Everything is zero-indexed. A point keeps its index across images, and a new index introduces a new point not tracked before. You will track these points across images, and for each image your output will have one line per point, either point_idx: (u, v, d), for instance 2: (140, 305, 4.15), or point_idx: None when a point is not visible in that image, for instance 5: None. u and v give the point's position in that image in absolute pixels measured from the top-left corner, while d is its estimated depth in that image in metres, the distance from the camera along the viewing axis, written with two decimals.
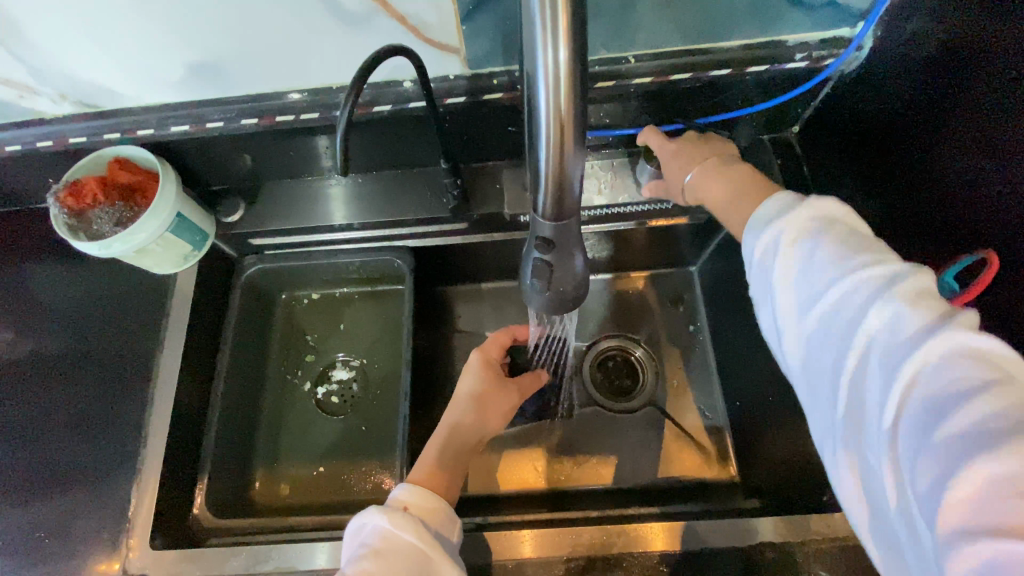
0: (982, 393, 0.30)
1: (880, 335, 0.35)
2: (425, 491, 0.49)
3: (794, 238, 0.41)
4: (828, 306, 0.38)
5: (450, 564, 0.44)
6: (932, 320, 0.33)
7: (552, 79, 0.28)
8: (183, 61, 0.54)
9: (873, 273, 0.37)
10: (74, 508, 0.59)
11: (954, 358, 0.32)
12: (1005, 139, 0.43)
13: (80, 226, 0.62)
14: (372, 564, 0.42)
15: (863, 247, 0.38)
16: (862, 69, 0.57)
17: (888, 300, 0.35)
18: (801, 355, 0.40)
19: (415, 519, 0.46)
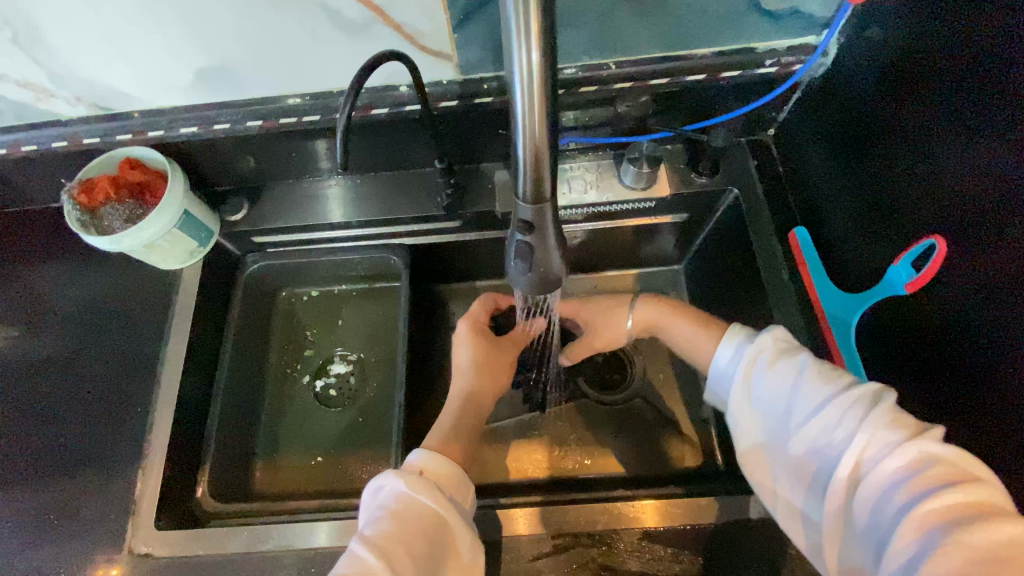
0: (913, 473, 0.41)
1: (834, 430, 0.46)
2: (440, 456, 0.52)
3: (770, 367, 0.52)
4: (809, 432, 0.47)
5: (462, 523, 0.48)
6: (897, 437, 0.43)
7: (525, 77, 0.31)
8: (193, 67, 0.58)
9: (846, 396, 0.46)
10: (86, 491, 0.62)
11: (915, 466, 0.41)
12: (952, 137, 0.47)
13: (91, 222, 0.65)
14: (391, 524, 0.46)
15: (810, 365, 0.50)
16: (828, 74, 0.62)
17: (861, 421, 0.44)
18: (786, 469, 0.49)
19: (431, 482, 0.49)
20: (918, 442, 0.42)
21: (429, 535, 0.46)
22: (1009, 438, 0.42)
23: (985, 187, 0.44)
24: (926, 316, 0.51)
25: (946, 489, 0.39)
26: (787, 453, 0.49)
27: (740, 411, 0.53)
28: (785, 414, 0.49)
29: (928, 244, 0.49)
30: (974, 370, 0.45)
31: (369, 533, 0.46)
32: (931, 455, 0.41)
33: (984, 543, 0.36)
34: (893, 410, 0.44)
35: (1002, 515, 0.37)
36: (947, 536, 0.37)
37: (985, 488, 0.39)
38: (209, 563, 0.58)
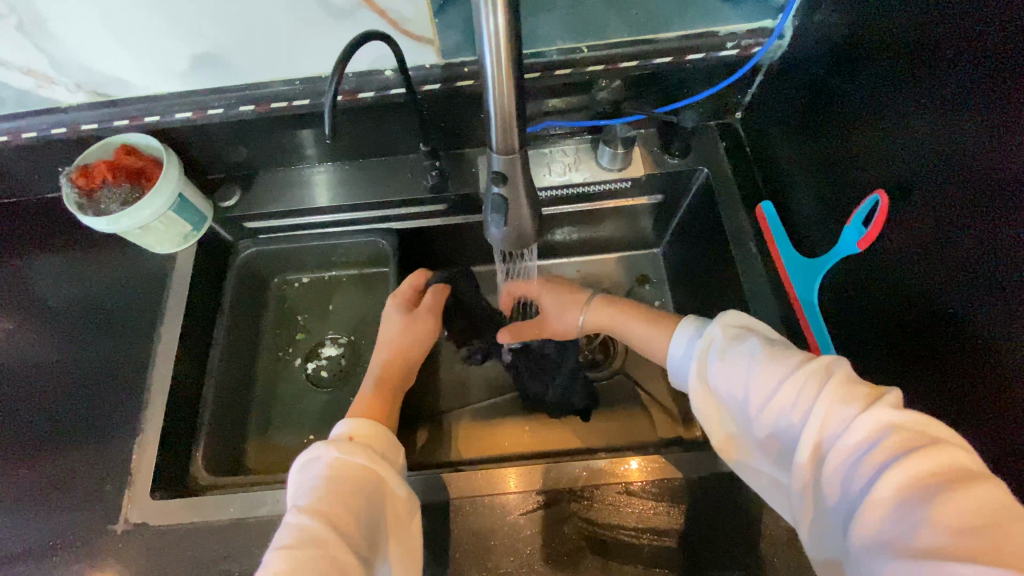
0: (871, 442, 0.40)
1: (791, 409, 0.45)
2: (366, 420, 0.54)
3: (725, 353, 0.52)
4: (769, 416, 0.47)
5: (396, 477, 0.51)
6: (851, 412, 0.42)
7: (493, 38, 0.34)
8: (188, 52, 0.61)
9: (798, 375, 0.46)
10: (84, 464, 0.63)
11: (871, 440, 0.41)
12: (897, 103, 0.51)
13: (88, 205, 0.67)
14: (328, 488, 0.47)
15: (761, 347, 0.50)
16: (786, 55, 0.66)
17: (816, 399, 0.44)
18: (756, 453, 0.49)
19: (362, 445, 0.51)
20: (871, 414, 0.41)
21: (367, 491, 0.48)
22: (953, 370, 0.46)
23: (927, 145, 0.48)
24: (879, 273, 0.54)
25: (904, 462, 0.38)
26: (754, 438, 0.48)
27: (700, 398, 0.53)
28: (744, 399, 0.49)
29: (873, 200, 0.54)
30: (920, 316, 0.49)
31: (304, 503, 0.46)
32: (886, 426, 0.41)
33: (948, 515, 0.36)
34: (846, 383, 0.44)
35: (962, 483, 0.37)
36: (911, 512, 0.37)
37: (943, 454, 0.38)
38: (205, 530, 0.59)
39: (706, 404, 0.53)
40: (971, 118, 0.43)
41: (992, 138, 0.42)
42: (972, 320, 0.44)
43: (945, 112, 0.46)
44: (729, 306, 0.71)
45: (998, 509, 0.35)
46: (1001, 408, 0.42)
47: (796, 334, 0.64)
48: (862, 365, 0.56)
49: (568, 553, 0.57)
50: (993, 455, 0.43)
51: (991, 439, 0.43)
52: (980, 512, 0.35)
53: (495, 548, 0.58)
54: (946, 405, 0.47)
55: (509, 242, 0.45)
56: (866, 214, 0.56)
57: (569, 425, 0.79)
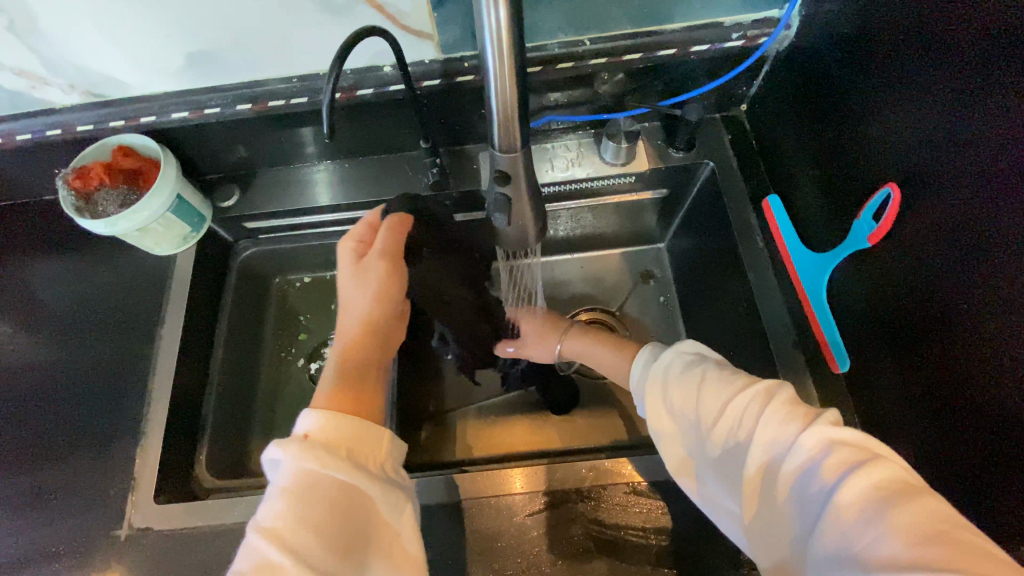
0: (815, 458, 0.40)
1: (737, 428, 0.45)
2: (334, 417, 0.48)
3: (672, 378, 0.51)
4: (718, 438, 0.46)
5: (367, 478, 0.46)
6: (794, 431, 0.42)
7: (495, 35, 0.33)
8: (183, 50, 0.60)
9: (743, 395, 0.46)
10: (86, 468, 0.63)
11: (816, 456, 0.40)
12: (908, 94, 0.49)
13: (85, 207, 0.66)
14: (288, 505, 0.43)
15: (703, 368, 0.50)
16: (792, 46, 0.65)
17: (759, 421, 0.44)
18: (706, 480, 0.48)
19: (320, 446, 0.46)
20: (812, 431, 0.41)
21: (334, 502, 0.44)
22: (964, 369, 0.45)
23: (937, 136, 0.47)
24: (890, 268, 0.53)
25: (852, 478, 0.38)
26: (703, 462, 0.47)
27: (653, 426, 0.51)
28: (695, 424, 0.48)
29: (884, 194, 0.53)
30: (933, 312, 0.48)
31: (266, 524, 0.42)
32: (827, 442, 0.41)
33: (903, 529, 0.35)
34: (786, 402, 0.44)
35: (909, 497, 0.37)
36: (866, 527, 0.36)
37: (884, 468, 0.39)
38: (209, 534, 0.59)
39: (657, 431, 0.51)
40: (985, 108, 0.42)
41: (1007, 130, 0.41)
42: (985, 317, 0.43)
43: (958, 103, 0.44)
44: (735, 302, 0.70)
45: (948, 520, 0.35)
46: (1015, 406, 0.41)
47: (804, 331, 0.63)
48: (871, 361, 0.56)
49: (575, 554, 0.57)
50: (1004, 453, 0.42)
51: (1000, 437, 0.42)
52: (932, 524, 0.35)
53: (501, 550, 0.57)
54: (955, 403, 0.46)
55: (512, 241, 0.44)
56: (876, 208, 0.54)
57: (573, 423, 0.78)
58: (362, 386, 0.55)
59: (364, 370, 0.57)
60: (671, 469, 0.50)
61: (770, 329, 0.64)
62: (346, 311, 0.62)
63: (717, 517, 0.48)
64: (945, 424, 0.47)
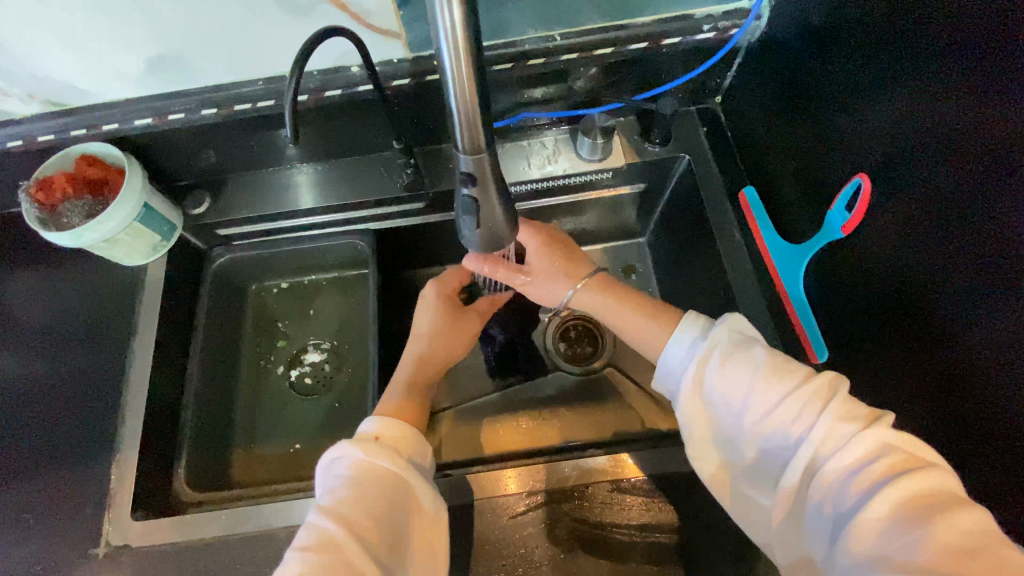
0: (865, 461, 0.40)
1: (787, 422, 0.44)
2: (394, 421, 0.52)
3: (720, 359, 0.49)
4: (761, 428, 0.46)
5: (424, 482, 0.49)
6: (851, 430, 0.42)
7: (450, 35, 0.33)
8: (142, 55, 0.58)
9: (800, 389, 0.45)
10: (58, 487, 0.61)
11: (867, 459, 0.40)
12: (877, 84, 0.50)
13: (50, 219, 0.65)
14: (348, 490, 0.46)
15: (758, 354, 0.48)
16: (763, 37, 0.65)
17: (817, 415, 0.43)
18: (741, 467, 0.48)
19: (387, 445, 0.50)
20: (872, 432, 0.41)
21: (391, 496, 0.47)
22: (934, 356, 0.46)
23: (907, 124, 0.47)
24: (866, 257, 0.53)
25: (904, 482, 0.38)
26: (740, 449, 0.47)
27: (691, 400, 0.50)
28: (739, 405, 0.47)
29: (855, 184, 0.53)
30: (906, 299, 0.48)
31: (327, 503, 0.46)
32: (884, 445, 0.41)
33: (946, 537, 0.35)
34: (847, 400, 0.43)
35: (956, 505, 0.37)
36: (908, 532, 0.36)
37: (937, 476, 0.38)
38: (189, 549, 0.58)
39: (696, 413, 0.50)
40: (953, 97, 0.42)
41: (975, 118, 0.41)
42: (960, 303, 0.43)
43: (926, 92, 0.45)
44: (714, 295, 0.70)
45: (991, 536, 0.35)
46: (983, 391, 0.42)
47: (783, 321, 0.63)
48: (848, 349, 0.56)
49: (562, 555, 0.57)
50: (978, 438, 0.42)
51: (981, 421, 0.42)
52: (978, 535, 0.35)
53: (487, 553, 0.57)
54: (933, 388, 0.46)
55: (484, 242, 0.43)
56: (849, 198, 0.55)
57: (558, 421, 0.78)
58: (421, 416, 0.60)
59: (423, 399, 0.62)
60: (705, 452, 0.50)
61: (750, 321, 0.64)
62: (414, 340, 0.67)
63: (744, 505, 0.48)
64: (926, 409, 0.47)
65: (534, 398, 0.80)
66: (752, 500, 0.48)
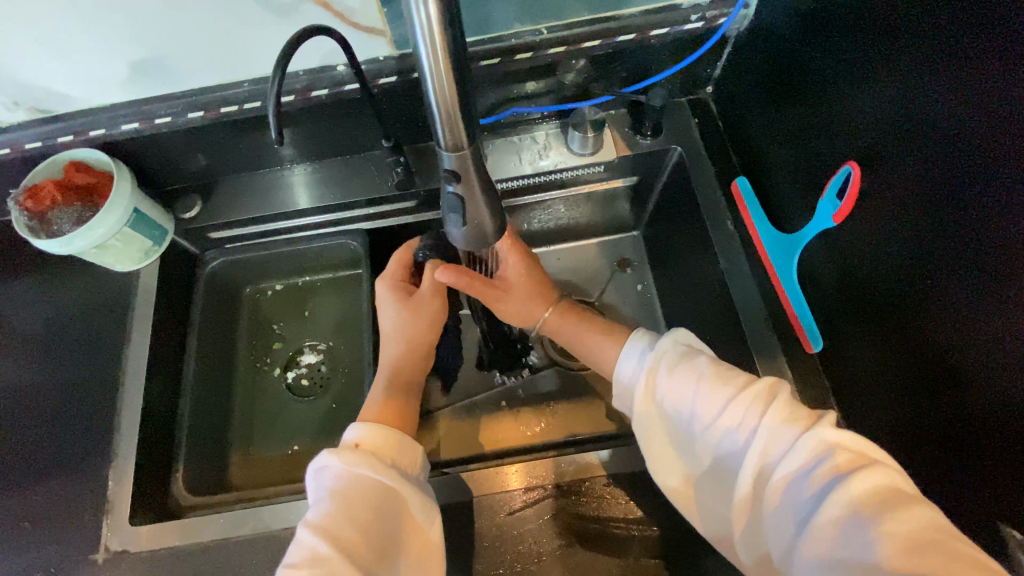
0: (811, 464, 0.40)
1: (734, 430, 0.44)
2: (378, 427, 0.52)
3: (666, 372, 0.49)
4: (713, 437, 0.45)
5: (410, 488, 0.49)
6: (793, 433, 0.41)
7: (427, 33, 0.32)
8: (126, 59, 0.58)
9: (742, 395, 0.45)
10: (56, 494, 0.61)
11: (814, 461, 0.40)
12: (867, 69, 0.49)
13: (40, 227, 0.64)
14: (333, 502, 0.46)
15: (699, 365, 0.48)
16: (752, 25, 0.64)
17: (760, 420, 0.43)
18: (701, 477, 0.47)
19: (370, 455, 0.49)
20: (814, 433, 0.41)
21: (378, 505, 0.46)
22: (931, 348, 0.45)
23: (898, 110, 0.46)
24: (859, 244, 0.53)
25: (852, 481, 0.37)
26: (698, 459, 0.47)
27: (645, 418, 0.50)
28: (688, 420, 0.47)
29: (845, 172, 0.53)
30: (903, 289, 0.48)
31: (315, 516, 0.45)
32: (827, 445, 0.40)
33: (897, 537, 0.35)
34: (786, 403, 0.43)
35: (906, 503, 0.36)
36: (862, 533, 0.36)
37: (883, 475, 0.38)
38: (189, 553, 0.58)
39: (652, 425, 0.50)
40: (939, 83, 0.42)
41: (963, 103, 0.40)
42: (951, 293, 0.43)
43: (915, 76, 0.44)
44: (708, 287, 0.70)
45: (941, 530, 0.35)
46: (977, 382, 0.41)
47: (778, 312, 0.63)
48: (845, 338, 0.55)
49: (560, 551, 0.57)
50: (974, 430, 0.42)
51: (979, 410, 0.41)
52: (929, 531, 0.35)
53: (486, 551, 0.57)
54: (931, 377, 0.45)
55: (471, 240, 0.43)
56: (839, 186, 0.54)
57: (555, 416, 0.78)
58: (406, 399, 0.61)
59: (408, 387, 0.63)
60: (668, 463, 0.50)
61: (744, 312, 0.64)
62: (388, 342, 0.64)
63: (712, 515, 0.48)
64: (921, 400, 0.47)
65: (530, 395, 0.80)
66: (717, 510, 0.47)
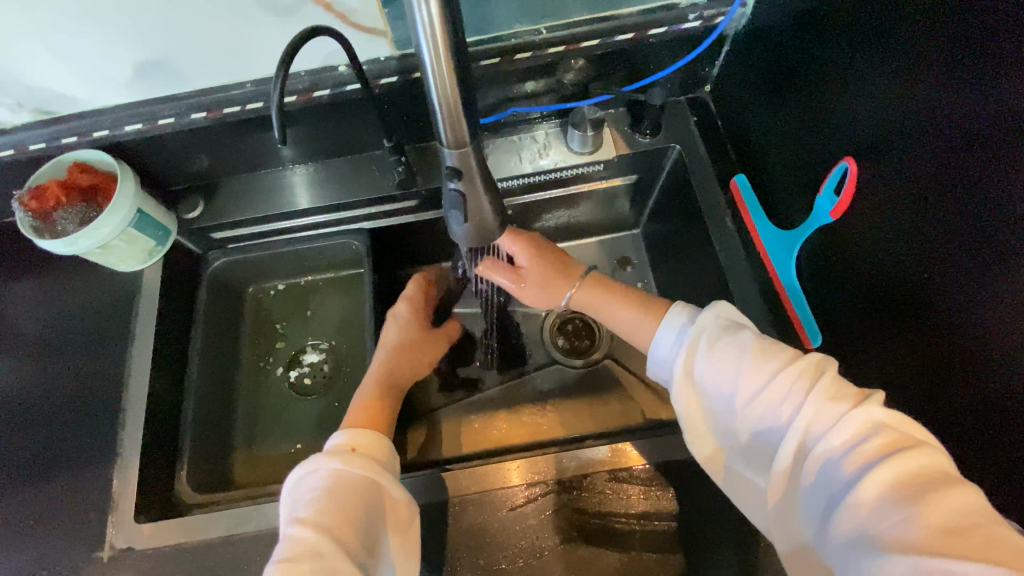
0: (857, 442, 0.40)
1: (778, 406, 0.44)
2: (367, 432, 0.54)
3: (710, 346, 0.50)
4: (754, 411, 0.46)
5: (392, 482, 0.50)
6: (841, 410, 0.42)
7: (429, 29, 0.33)
8: (130, 61, 0.59)
9: (788, 371, 0.45)
10: (60, 492, 0.62)
11: (859, 438, 0.40)
12: (865, 67, 0.50)
13: (44, 228, 0.65)
14: (325, 500, 0.46)
15: (746, 339, 0.49)
16: (749, 24, 0.65)
17: (806, 397, 0.43)
18: (737, 450, 0.48)
19: (363, 456, 0.51)
20: (861, 411, 0.41)
21: (362, 499, 0.47)
22: (923, 342, 0.46)
23: (894, 106, 0.47)
24: (856, 240, 0.53)
25: (897, 460, 0.38)
26: (735, 432, 0.48)
27: (685, 391, 0.50)
28: (728, 392, 0.48)
29: (843, 168, 0.53)
30: (897, 284, 0.48)
31: (305, 515, 0.46)
32: (875, 423, 0.40)
33: (937, 516, 0.35)
34: (835, 381, 0.43)
35: (949, 483, 0.37)
36: (901, 511, 0.36)
37: (930, 454, 0.38)
38: (193, 550, 0.59)
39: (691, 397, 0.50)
40: (935, 79, 0.43)
41: (959, 98, 0.41)
42: (946, 287, 0.43)
43: (910, 73, 0.45)
44: (708, 283, 0.70)
45: (983, 512, 0.35)
46: (970, 374, 0.42)
47: (777, 308, 0.63)
48: (843, 334, 0.55)
49: (563, 546, 0.57)
50: (970, 421, 0.43)
51: (974, 401, 0.42)
52: (971, 512, 0.35)
53: (488, 547, 0.57)
54: (930, 371, 0.46)
55: (473, 236, 0.43)
56: (837, 182, 0.55)
57: (556, 414, 0.78)
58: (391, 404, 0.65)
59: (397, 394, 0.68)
60: (704, 435, 0.50)
61: (744, 309, 0.64)
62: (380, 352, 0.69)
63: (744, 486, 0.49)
64: (915, 393, 0.47)
65: (531, 393, 0.80)
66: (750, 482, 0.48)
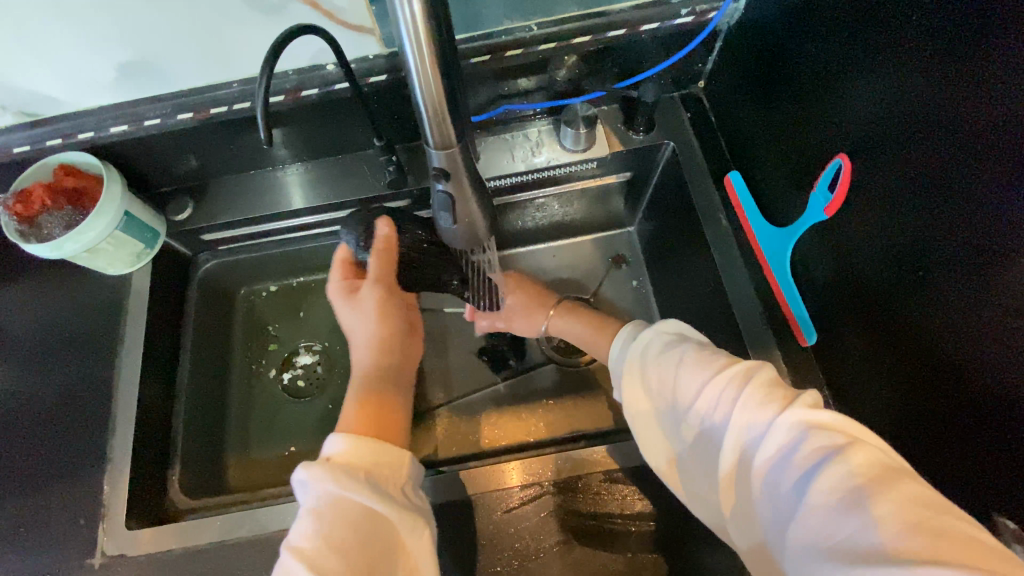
0: (792, 443, 0.40)
1: (716, 413, 0.45)
2: (350, 436, 0.48)
3: (653, 362, 0.51)
4: (696, 419, 0.46)
5: (384, 503, 0.44)
6: (772, 412, 0.42)
7: (411, 29, 0.32)
8: (113, 61, 0.58)
9: (720, 378, 0.45)
10: (50, 499, 0.61)
11: (793, 440, 0.40)
12: (858, 62, 0.49)
13: (30, 231, 0.64)
14: (309, 525, 0.43)
15: (681, 352, 0.50)
16: (741, 20, 0.64)
17: (738, 401, 0.43)
18: (689, 461, 0.47)
19: (343, 468, 0.45)
20: (792, 411, 0.41)
21: (353, 525, 0.43)
22: (919, 342, 0.46)
23: (887, 102, 0.47)
24: (850, 238, 0.53)
25: (833, 459, 0.37)
26: (684, 443, 0.47)
27: (635, 408, 0.51)
28: (673, 404, 0.48)
29: (836, 165, 0.53)
30: (893, 283, 0.48)
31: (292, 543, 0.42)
32: (807, 424, 0.40)
33: (880, 513, 0.35)
34: (767, 383, 0.43)
35: (889, 480, 0.36)
36: (846, 512, 0.36)
37: (866, 452, 0.38)
38: (185, 556, 0.58)
39: (641, 414, 0.51)
40: (929, 74, 0.42)
41: (953, 94, 0.41)
42: (941, 287, 0.43)
43: (904, 69, 0.44)
44: (703, 281, 0.70)
45: (928, 506, 0.34)
46: (964, 375, 0.42)
47: (772, 306, 0.63)
48: (840, 332, 0.55)
49: (559, 547, 0.57)
50: (964, 422, 0.42)
51: (967, 402, 0.42)
52: (915, 507, 0.34)
53: (483, 549, 0.57)
54: (923, 369, 0.45)
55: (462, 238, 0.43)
56: (831, 179, 0.54)
57: (551, 414, 0.78)
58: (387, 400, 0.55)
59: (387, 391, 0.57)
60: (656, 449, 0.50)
61: (739, 307, 0.64)
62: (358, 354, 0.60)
63: (702, 498, 0.48)
64: (911, 393, 0.47)
65: (527, 392, 0.80)
66: (708, 495, 0.47)
